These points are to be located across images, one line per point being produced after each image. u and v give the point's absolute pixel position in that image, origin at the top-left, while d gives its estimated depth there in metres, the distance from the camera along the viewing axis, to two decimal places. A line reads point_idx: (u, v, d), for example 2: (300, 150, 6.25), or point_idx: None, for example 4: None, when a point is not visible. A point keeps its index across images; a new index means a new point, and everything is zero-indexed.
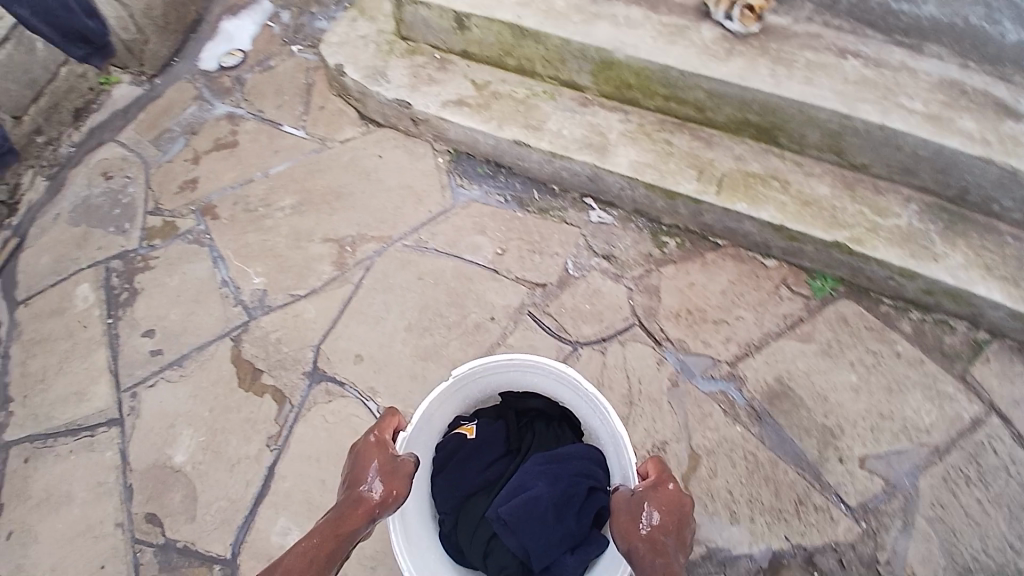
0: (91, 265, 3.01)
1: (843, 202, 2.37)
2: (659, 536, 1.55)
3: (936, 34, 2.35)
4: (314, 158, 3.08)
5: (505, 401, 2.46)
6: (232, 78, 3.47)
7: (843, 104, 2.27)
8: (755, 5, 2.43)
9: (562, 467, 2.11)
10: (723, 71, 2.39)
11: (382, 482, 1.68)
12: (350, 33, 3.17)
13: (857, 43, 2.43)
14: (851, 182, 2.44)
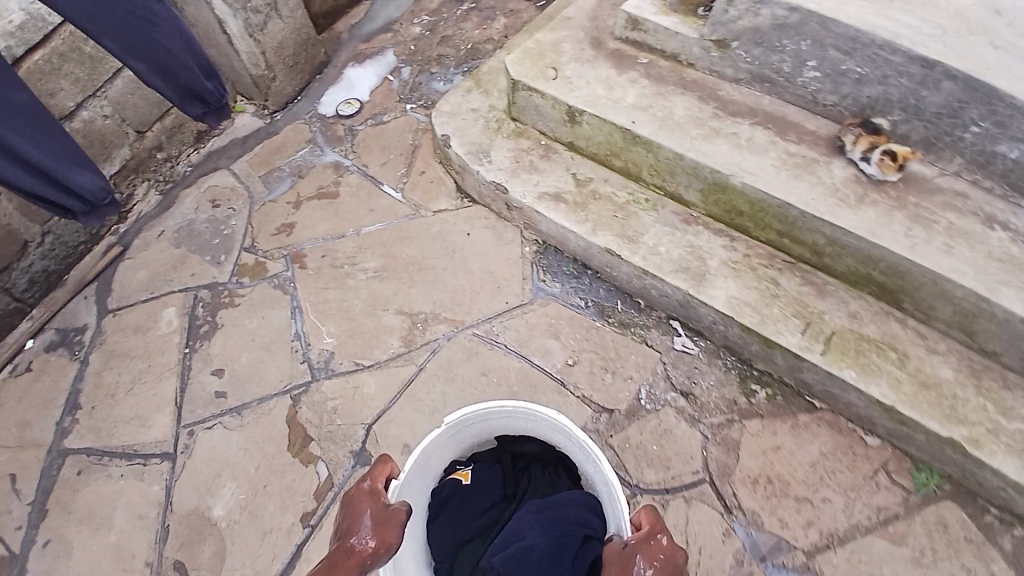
0: (181, 290, 3.15)
1: (966, 393, 2.07)
2: None
3: None
4: (405, 224, 3.07)
5: (500, 445, 2.46)
6: (345, 127, 3.54)
7: (983, 284, 2.00)
8: (898, 154, 2.21)
9: (553, 510, 2.06)
10: (853, 219, 2.15)
11: (375, 532, 1.59)
12: (461, 105, 3.17)
13: (1007, 213, 2.15)
14: (979, 369, 2.13)
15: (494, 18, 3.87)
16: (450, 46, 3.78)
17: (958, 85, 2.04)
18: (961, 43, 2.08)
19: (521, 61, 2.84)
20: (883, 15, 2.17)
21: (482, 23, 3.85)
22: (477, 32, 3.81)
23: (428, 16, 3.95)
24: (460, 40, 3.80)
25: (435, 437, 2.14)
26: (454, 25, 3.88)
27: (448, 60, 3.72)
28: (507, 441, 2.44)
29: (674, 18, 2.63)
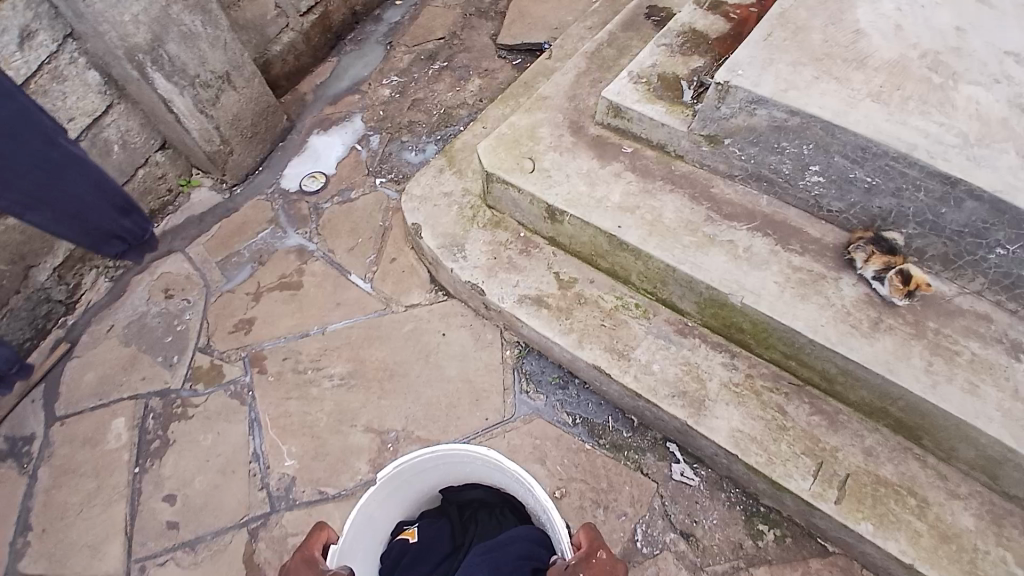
0: (131, 397, 2.81)
1: (987, 545, 1.88)
2: None
3: None
4: (375, 320, 2.80)
5: (446, 500, 2.42)
6: (309, 206, 3.24)
7: (1010, 433, 1.80)
8: (914, 278, 2.00)
9: (498, 548, 2.00)
10: (866, 351, 1.96)
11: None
12: (434, 188, 2.90)
13: None
14: (999, 514, 1.94)
15: (468, 79, 3.65)
16: (421, 111, 3.55)
17: (983, 206, 1.82)
18: (982, 155, 1.86)
19: (496, 148, 2.62)
20: (896, 123, 1.92)
21: (456, 85, 3.63)
22: (451, 95, 3.59)
23: (397, 76, 3.74)
24: (432, 103, 3.58)
25: (371, 495, 2.06)
26: (425, 86, 3.66)
27: (421, 127, 3.48)
28: (451, 492, 2.41)
29: (661, 106, 2.41)
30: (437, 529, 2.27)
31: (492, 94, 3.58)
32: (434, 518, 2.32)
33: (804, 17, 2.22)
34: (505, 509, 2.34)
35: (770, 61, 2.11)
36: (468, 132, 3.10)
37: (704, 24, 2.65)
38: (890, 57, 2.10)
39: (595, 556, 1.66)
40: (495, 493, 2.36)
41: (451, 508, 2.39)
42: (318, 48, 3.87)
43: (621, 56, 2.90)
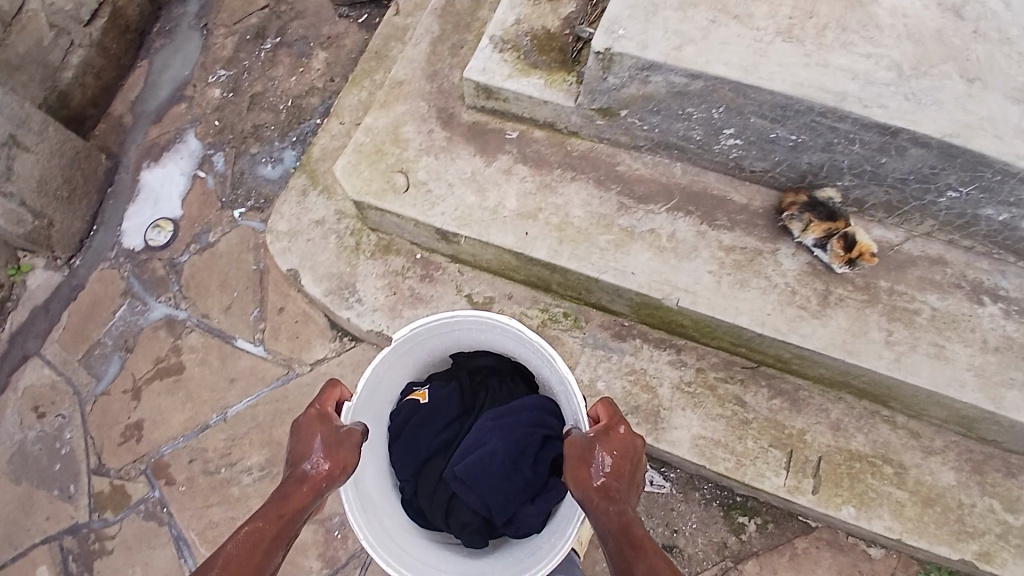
0: (40, 540, 2.42)
1: (971, 498, 1.85)
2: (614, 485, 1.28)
3: None
4: (279, 391, 2.40)
5: (454, 362, 2.08)
6: (164, 263, 2.66)
7: (986, 395, 1.70)
8: (860, 247, 1.72)
9: (513, 418, 1.85)
10: (823, 336, 1.76)
11: (328, 456, 1.35)
12: (302, 218, 2.33)
13: (993, 273, 1.81)
14: (980, 461, 1.89)
15: (311, 53, 2.90)
16: (265, 110, 2.83)
17: (931, 152, 1.58)
18: (923, 91, 1.58)
19: (357, 166, 2.05)
20: (817, 69, 1.59)
21: (298, 66, 2.89)
22: (294, 80, 2.86)
23: (224, 69, 2.97)
24: (275, 95, 2.86)
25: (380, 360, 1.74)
26: (261, 76, 2.92)
27: (270, 131, 2.79)
28: (461, 355, 2.05)
29: (539, 79, 1.95)
30: (445, 395, 1.96)
31: (343, 69, 2.88)
32: (441, 383, 2.00)
33: None
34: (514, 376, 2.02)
35: (654, 9, 1.68)
36: (324, 134, 2.48)
37: None
38: None
39: (614, 430, 1.40)
40: (506, 359, 2.03)
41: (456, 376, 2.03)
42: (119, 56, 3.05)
43: (477, 7, 2.33)
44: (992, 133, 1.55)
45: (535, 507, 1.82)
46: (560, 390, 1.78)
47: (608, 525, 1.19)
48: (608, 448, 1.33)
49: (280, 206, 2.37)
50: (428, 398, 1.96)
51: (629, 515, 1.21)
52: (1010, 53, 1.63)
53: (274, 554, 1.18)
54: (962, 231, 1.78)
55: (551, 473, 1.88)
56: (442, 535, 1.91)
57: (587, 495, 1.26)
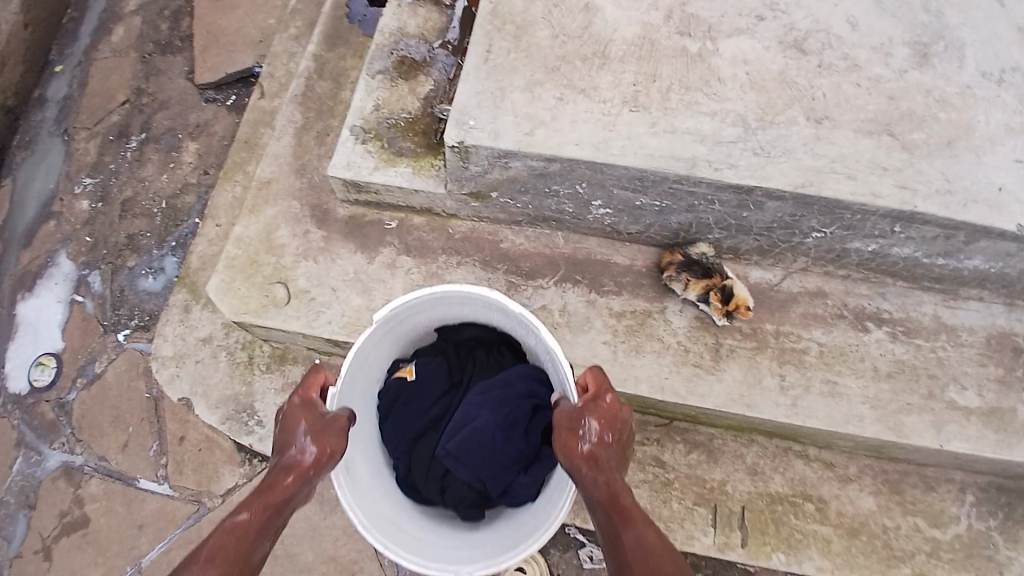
0: None
1: (895, 521, 1.94)
2: (601, 453, 1.31)
3: (981, 281, 1.80)
4: (191, 531, 2.14)
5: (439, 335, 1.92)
6: (53, 404, 2.34)
7: (883, 423, 1.76)
8: (737, 299, 1.74)
9: (501, 392, 1.76)
10: (720, 392, 1.78)
11: (313, 443, 1.33)
12: (187, 338, 2.10)
13: (874, 297, 1.88)
14: (896, 481, 1.98)
15: (181, 146, 2.65)
16: (139, 216, 2.54)
17: (787, 202, 1.59)
18: (770, 142, 1.59)
19: (230, 284, 1.88)
20: (664, 136, 1.60)
21: (168, 163, 2.62)
22: (166, 180, 2.59)
23: (90, 177, 2.65)
24: (148, 199, 2.57)
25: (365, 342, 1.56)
26: (131, 178, 2.63)
27: (147, 240, 2.50)
28: (446, 327, 1.89)
29: (406, 167, 1.88)
30: (431, 371, 1.84)
31: (219, 159, 2.62)
32: (426, 360, 1.86)
33: (519, 9, 1.76)
34: (501, 348, 1.89)
35: (501, 94, 1.65)
36: (200, 239, 2.25)
37: (416, 28, 2.06)
38: (633, 30, 1.73)
39: (601, 393, 1.41)
40: (494, 329, 1.89)
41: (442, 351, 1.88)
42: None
43: (339, 90, 2.19)
44: (845, 175, 1.56)
45: (529, 477, 1.71)
46: (546, 359, 1.64)
47: (598, 494, 1.28)
48: (596, 416, 1.36)
49: (162, 326, 2.14)
50: (415, 375, 1.82)
51: (615, 483, 1.29)
52: (853, 84, 1.67)
53: (263, 539, 1.25)
54: (832, 265, 1.85)
55: (542, 443, 1.79)
56: (439, 510, 1.77)
57: (577, 464, 1.31)
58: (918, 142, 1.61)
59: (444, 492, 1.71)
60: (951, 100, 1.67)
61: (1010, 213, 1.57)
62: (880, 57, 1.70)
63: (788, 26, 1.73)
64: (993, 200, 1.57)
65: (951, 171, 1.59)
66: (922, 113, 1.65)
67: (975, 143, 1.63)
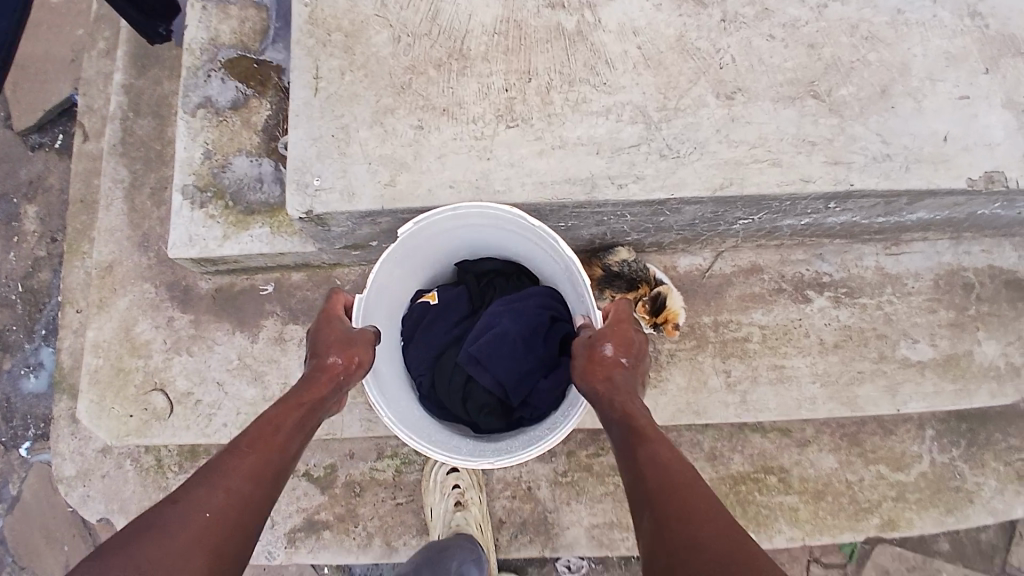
0: None
1: (860, 475, 1.90)
2: (615, 374, 1.14)
3: (929, 228, 1.62)
4: None
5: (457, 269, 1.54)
6: None
7: (839, 402, 1.66)
8: (666, 314, 1.55)
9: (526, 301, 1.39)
10: (662, 405, 1.65)
11: (340, 350, 1.15)
12: (87, 452, 1.88)
13: (813, 260, 1.70)
14: (856, 433, 1.92)
15: (20, 212, 2.33)
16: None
17: (707, 204, 1.35)
18: (677, 137, 1.31)
19: (101, 404, 1.67)
20: (553, 154, 1.31)
21: (12, 237, 2.32)
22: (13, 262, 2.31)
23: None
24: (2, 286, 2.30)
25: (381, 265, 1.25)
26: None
27: (14, 334, 2.27)
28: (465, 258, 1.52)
29: (262, 227, 1.55)
30: (456, 297, 1.43)
31: (62, 222, 2.33)
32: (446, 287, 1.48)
33: (345, 6, 1.36)
34: (524, 279, 1.48)
35: (345, 135, 1.31)
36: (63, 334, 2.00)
37: (231, 34, 1.65)
38: (494, 10, 1.37)
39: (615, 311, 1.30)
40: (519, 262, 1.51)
41: (461, 273, 1.49)
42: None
43: (163, 127, 1.82)
44: (768, 163, 1.31)
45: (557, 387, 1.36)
46: (565, 279, 1.33)
47: (620, 402, 1.10)
48: (615, 342, 1.19)
49: (57, 446, 1.92)
50: (440, 299, 1.43)
51: (631, 403, 1.11)
52: (766, 36, 1.37)
53: (292, 438, 1.07)
54: (765, 237, 1.64)
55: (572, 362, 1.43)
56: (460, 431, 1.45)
57: (594, 389, 1.15)
58: (848, 99, 1.35)
59: (464, 406, 1.37)
60: (882, 33, 1.40)
61: (959, 166, 1.34)
62: None
63: None
64: (941, 155, 1.34)
65: (888, 128, 1.34)
66: (851, 57, 1.38)
67: (918, 84, 1.37)
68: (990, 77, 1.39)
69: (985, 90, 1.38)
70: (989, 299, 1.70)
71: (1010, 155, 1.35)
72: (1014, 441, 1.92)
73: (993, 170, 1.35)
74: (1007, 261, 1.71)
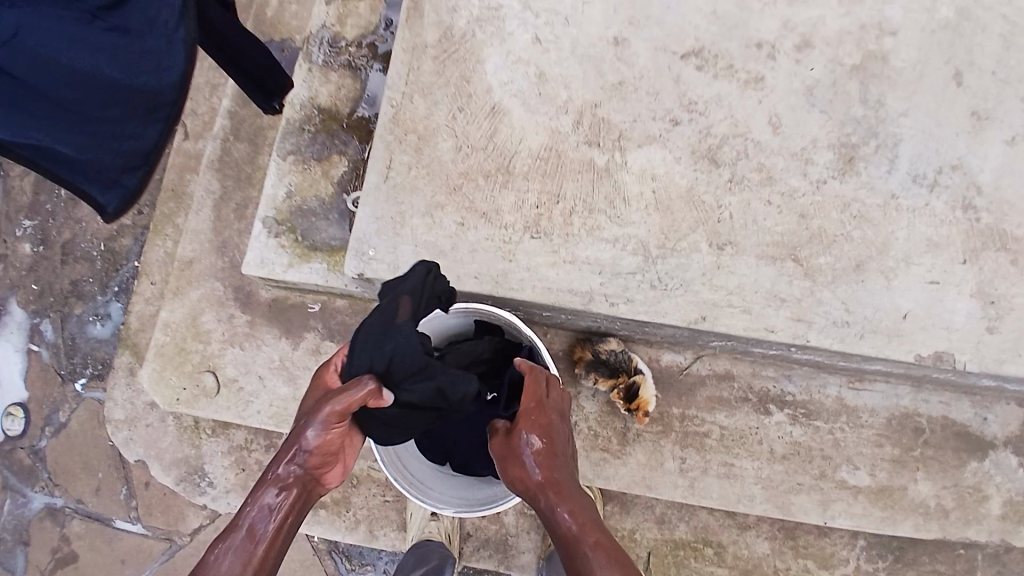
0: None
1: (785, 564, 2.18)
2: (550, 476, 1.36)
3: (883, 375, 1.96)
4: (167, 563, 2.71)
5: None
6: (27, 451, 2.82)
7: (775, 504, 2.00)
8: (638, 403, 1.91)
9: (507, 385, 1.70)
10: (622, 472, 2.01)
11: (308, 436, 1.25)
12: (136, 403, 2.40)
13: (779, 379, 2.03)
14: (791, 528, 2.20)
15: None
16: (81, 260, 2.87)
17: (683, 330, 1.63)
18: (668, 273, 1.59)
19: (162, 373, 2.06)
20: (563, 267, 1.60)
21: None
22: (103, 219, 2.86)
23: (28, 219, 2.92)
24: (87, 241, 2.87)
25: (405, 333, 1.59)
26: (67, 220, 2.90)
27: (90, 286, 2.85)
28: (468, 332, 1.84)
29: (321, 263, 1.87)
30: None
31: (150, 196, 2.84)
32: None
33: (423, 113, 1.66)
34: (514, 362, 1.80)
35: (401, 219, 1.62)
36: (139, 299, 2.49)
37: (328, 97, 1.96)
38: (542, 136, 1.65)
39: (542, 406, 1.44)
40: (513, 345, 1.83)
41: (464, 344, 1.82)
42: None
43: (255, 152, 2.17)
44: (742, 310, 1.59)
45: None
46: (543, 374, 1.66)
47: (568, 507, 1.33)
48: (542, 439, 1.40)
49: (113, 390, 2.46)
50: None
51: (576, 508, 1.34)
52: (763, 201, 1.63)
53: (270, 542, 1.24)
54: (739, 353, 1.98)
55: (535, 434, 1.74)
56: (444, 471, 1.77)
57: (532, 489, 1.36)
58: (824, 267, 1.61)
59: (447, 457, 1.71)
60: (871, 214, 1.64)
61: (912, 341, 1.61)
62: (798, 166, 1.64)
63: (703, 131, 1.65)
64: (894, 330, 1.61)
65: (854, 299, 1.61)
66: (835, 232, 1.63)
67: (889, 264, 1.63)
68: (963, 268, 1.64)
69: (955, 278, 1.63)
70: (935, 444, 1.99)
71: (962, 339, 1.62)
72: (939, 567, 2.19)
73: (944, 350, 1.62)
74: (958, 412, 2.00)
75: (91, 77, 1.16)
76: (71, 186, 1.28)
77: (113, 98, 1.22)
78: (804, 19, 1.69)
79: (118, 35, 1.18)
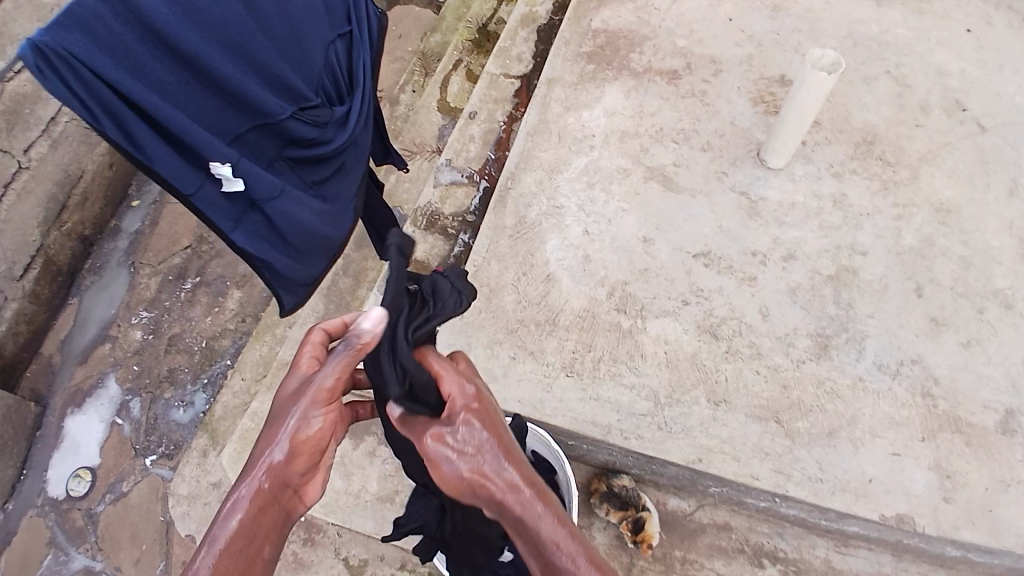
0: None
1: None
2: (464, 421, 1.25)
3: (864, 540, 2.18)
4: None
5: None
6: (83, 513, 3.04)
7: None
8: (642, 535, 2.15)
9: None
10: None
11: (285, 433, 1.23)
12: (200, 481, 2.74)
13: (773, 535, 2.25)
14: None
15: (227, 292, 3.51)
16: (182, 350, 3.39)
17: (685, 470, 1.95)
18: (673, 418, 1.99)
19: (241, 454, 2.46)
20: (589, 402, 2.02)
21: (214, 305, 3.48)
22: (209, 321, 3.45)
23: (146, 311, 3.49)
24: (191, 336, 3.43)
25: None
26: (180, 316, 3.47)
27: (184, 374, 3.34)
28: None
29: None
30: None
31: (254, 309, 3.48)
32: None
33: (495, 273, 2.22)
34: None
35: (467, 349, 2.10)
36: (227, 391, 2.94)
37: (422, 252, 2.54)
38: (582, 300, 2.17)
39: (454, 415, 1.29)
40: None
41: None
42: (52, 297, 3.47)
43: (356, 286, 2.78)
44: (730, 457, 1.94)
45: None
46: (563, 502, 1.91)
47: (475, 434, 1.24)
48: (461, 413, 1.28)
49: (185, 467, 2.79)
50: None
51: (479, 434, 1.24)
52: (753, 370, 2.05)
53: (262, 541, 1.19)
54: (736, 505, 2.25)
55: None
56: None
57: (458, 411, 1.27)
58: (801, 430, 1.98)
59: None
60: (842, 391, 2.03)
61: (877, 503, 1.90)
62: (781, 346, 2.08)
63: (707, 312, 2.13)
64: (861, 490, 1.92)
65: (827, 461, 1.94)
66: (810, 402, 2.01)
67: (856, 435, 1.97)
68: (922, 444, 1.96)
69: (915, 453, 1.95)
70: None
71: (921, 505, 1.90)
72: None
73: (904, 513, 1.89)
74: None
75: (307, 228, 1.89)
76: (270, 287, 1.94)
77: (313, 241, 1.95)
78: (789, 238, 2.25)
79: (321, 201, 1.95)
